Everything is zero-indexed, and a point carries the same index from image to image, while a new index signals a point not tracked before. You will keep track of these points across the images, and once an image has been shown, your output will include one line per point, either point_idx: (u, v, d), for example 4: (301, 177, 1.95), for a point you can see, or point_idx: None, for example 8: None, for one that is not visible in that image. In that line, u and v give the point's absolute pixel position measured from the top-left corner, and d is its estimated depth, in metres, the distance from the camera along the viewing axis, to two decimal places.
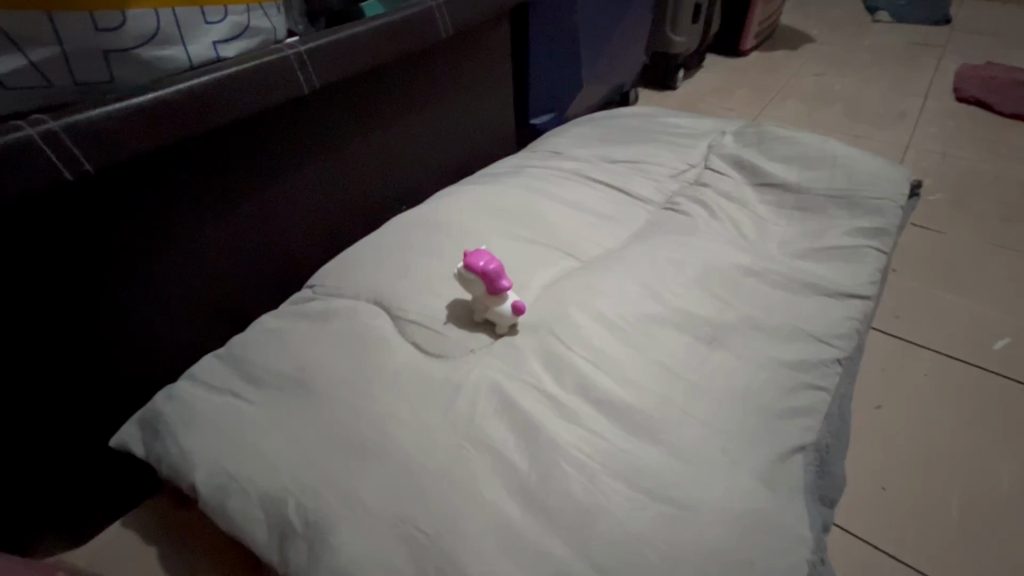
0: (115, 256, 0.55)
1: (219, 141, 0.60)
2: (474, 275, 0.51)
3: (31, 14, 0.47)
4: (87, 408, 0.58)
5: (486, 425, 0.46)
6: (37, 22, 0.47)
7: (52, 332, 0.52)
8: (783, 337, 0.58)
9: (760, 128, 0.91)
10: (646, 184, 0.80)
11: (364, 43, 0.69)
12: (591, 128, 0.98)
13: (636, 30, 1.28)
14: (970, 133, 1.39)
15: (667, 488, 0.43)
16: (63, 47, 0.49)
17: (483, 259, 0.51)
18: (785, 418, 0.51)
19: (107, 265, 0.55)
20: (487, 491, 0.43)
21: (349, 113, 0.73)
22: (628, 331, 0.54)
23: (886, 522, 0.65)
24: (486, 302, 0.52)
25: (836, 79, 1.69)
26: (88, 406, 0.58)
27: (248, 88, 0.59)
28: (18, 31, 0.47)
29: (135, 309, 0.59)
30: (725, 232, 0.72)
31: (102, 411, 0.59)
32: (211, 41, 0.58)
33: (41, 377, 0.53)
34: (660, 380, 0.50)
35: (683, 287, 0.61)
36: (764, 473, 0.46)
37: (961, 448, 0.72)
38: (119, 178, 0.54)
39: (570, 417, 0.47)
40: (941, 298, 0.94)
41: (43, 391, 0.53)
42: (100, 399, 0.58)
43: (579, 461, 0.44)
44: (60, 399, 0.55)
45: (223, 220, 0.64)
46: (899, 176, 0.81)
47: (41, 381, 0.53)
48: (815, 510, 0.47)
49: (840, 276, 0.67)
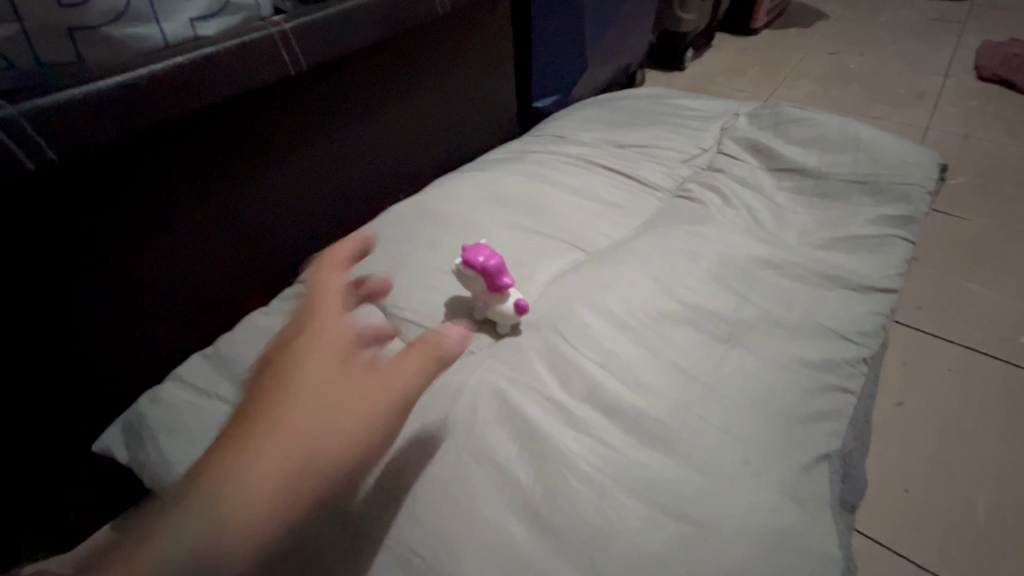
0: (88, 251, 0.52)
1: (200, 126, 0.56)
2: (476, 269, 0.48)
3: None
4: (64, 406, 0.55)
5: (488, 434, 0.43)
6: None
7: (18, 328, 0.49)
8: (805, 335, 0.55)
9: (777, 109, 0.86)
10: (656, 170, 0.76)
11: (354, 20, 0.64)
12: (596, 110, 0.93)
13: (642, 9, 1.22)
14: (993, 113, 1.33)
15: (684, 504, 0.40)
16: (24, 24, 0.45)
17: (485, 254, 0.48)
18: (809, 423, 0.48)
19: (79, 258, 0.52)
20: (489, 509, 0.40)
21: (340, 96, 0.69)
22: (640, 329, 0.51)
23: (910, 526, 0.62)
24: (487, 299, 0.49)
25: (852, 57, 1.63)
26: (62, 404, 0.55)
27: (229, 69, 0.55)
28: None
29: (111, 304, 0.56)
30: (740, 221, 0.68)
31: (82, 408, 0.57)
32: (188, 18, 0.54)
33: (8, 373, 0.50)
34: (675, 383, 0.47)
35: (699, 280, 0.57)
36: (789, 485, 0.42)
37: (989, 448, 0.68)
38: (89, 167, 0.50)
39: (578, 425, 0.44)
40: (964, 287, 0.90)
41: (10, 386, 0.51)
42: (77, 395, 0.56)
43: (588, 474, 0.41)
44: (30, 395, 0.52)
45: (205, 211, 0.60)
46: (925, 159, 0.77)
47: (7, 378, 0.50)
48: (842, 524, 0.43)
49: (864, 267, 0.63)
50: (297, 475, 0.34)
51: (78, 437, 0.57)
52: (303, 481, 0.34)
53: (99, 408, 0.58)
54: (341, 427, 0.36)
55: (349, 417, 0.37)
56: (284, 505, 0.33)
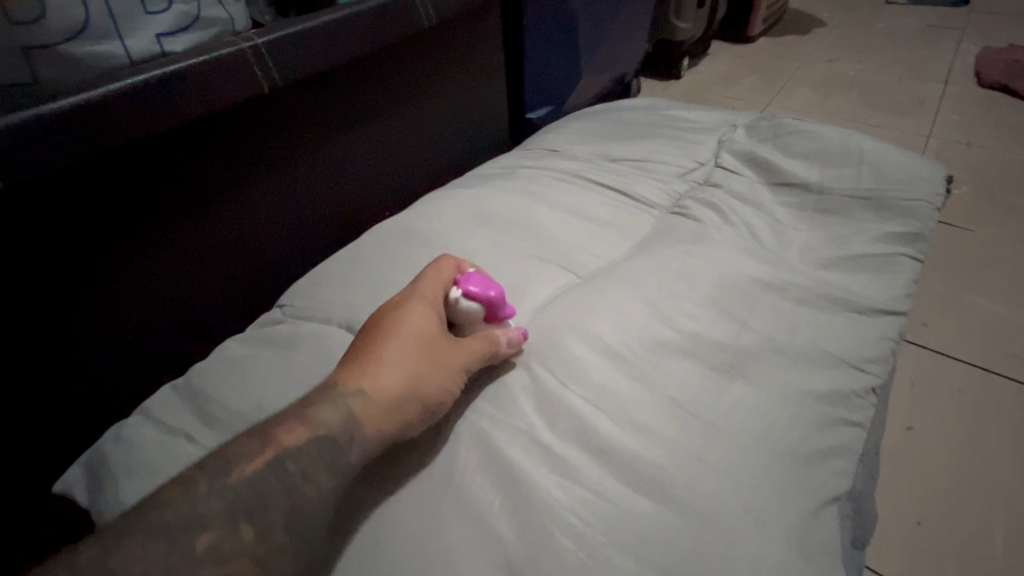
0: (42, 279, 0.49)
1: (170, 146, 0.53)
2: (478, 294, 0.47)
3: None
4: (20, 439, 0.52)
5: (469, 482, 0.40)
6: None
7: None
8: (812, 364, 0.51)
9: (775, 121, 0.83)
10: (651, 186, 0.73)
11: (334, 34, 0.61)
12: (589, 122, 0.90)
13: (636, 17, 1.20)
14: (995, 120, 1.31)
15: (681, 561, 0.37)
16: None
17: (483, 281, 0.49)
18: (817, 462, 0.44)
19: (34, 285, 0.49)
20: (468, 569, 0.36)
21: (321, 113, 0.65)
22: (635, 361, 0.47)
23: (924, 564, 0.58)
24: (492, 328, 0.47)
25: (850, 64, 1.61)
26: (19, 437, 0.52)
27: (196, 87, 0.51)
28: None
29: (72, 334, 0.53)
30: (740, 239, 0.65)
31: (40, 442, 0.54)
32: (154, 34, 0.51)
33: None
34: (672, 422, 0.44)
35: (697, 306, 0.54)
36: (797, 537, 0.39)
37: (1006, 477, 0.65)
38: (46, 191, 0.47)
39: (567, 471, 0.40)
40: (974, 303, 0.87)
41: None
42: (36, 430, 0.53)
43: (578, 529, 0.37)
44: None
45: (173, 235, 0.57)
46: (932, 172, 0.74)
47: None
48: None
49: (870, 288, 0.60)
50: (409, 399, 0.40)
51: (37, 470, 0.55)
52: (411, 407, 0.40)
53: (62, 443, 0.55)
54: (446, 374, 0.42)
55: (455, 365, 0.43)
56: (394, 423, 0.40)
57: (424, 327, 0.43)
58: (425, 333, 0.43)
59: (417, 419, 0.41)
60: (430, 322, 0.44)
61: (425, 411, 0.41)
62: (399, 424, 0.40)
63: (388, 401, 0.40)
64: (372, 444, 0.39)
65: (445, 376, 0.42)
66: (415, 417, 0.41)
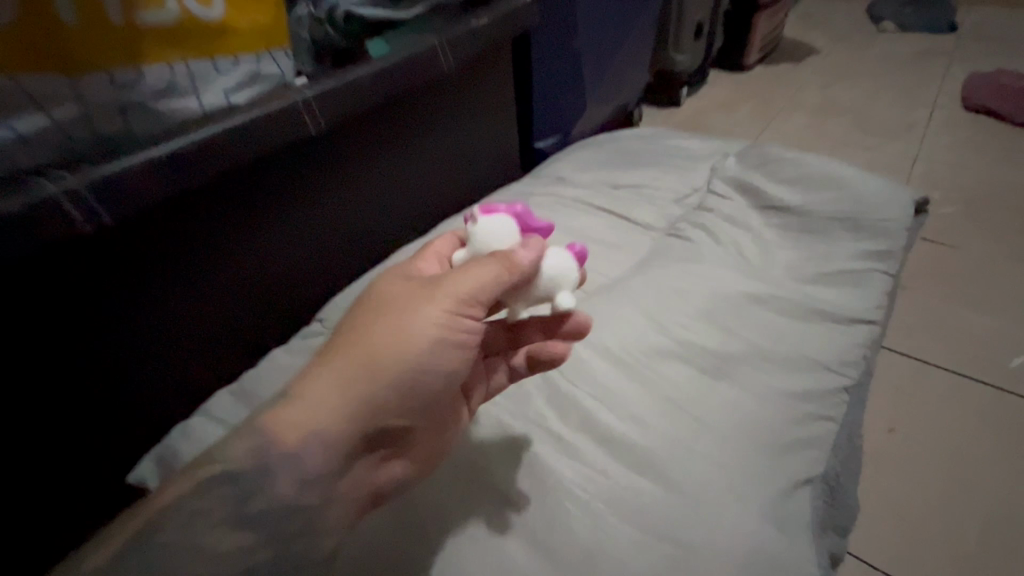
0: (125, 297, 0.58)
1: (227, 183, 0.62)
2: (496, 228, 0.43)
3: (48, 75, 0.48)
4: (101, 427, 0.62)
5: (491, 464, 0.48)
6: (57, 81, 0.48)
7: (61, 361, 0.56)
8: (791, 367, 0.58)
9: (763, 149, 0.91)
10: (648, 210, 0.81)
11: (369, 84, 0.70)
12: (593, 152, 0.99)
13: (637, 52, 1.29)
14: (980, 142, 1.38)
15: (671, 529, 0.43)
16: (84, 105, 0.51)
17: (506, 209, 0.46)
18: (793, 451, 0.51)
19: (117, 302, 0.58)
20: (490, 533, 0.44)
21: (353, 150, 0.74)
22: (633, 364, 0.55)
23: (901, 550, 0.63)
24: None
25: (843, 90, 1.69)
26: (100, 425, 0.62)
27: (256, 135, 0.60)
28: (41, 93, 0.48)
29: (145, 342, 0.62)
30: (729, 258, 0.72)
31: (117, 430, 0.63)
32: (222, 91, 0.60)
33: (50, 401, 0.57)
34: (666, 415, 0.51)
35: (689, 318, 0.61)
36: (772, 511, 0.46)
37: (979, 474, 0.70)
38: (133, 225, 0.56)
39: (574, 454, 0.48)
40: (956, 315, 0.91)
41: (55, 412, 0.58)
42: (114, 418, 0.63)
43: (583, 501, 0.45)
44: (74, 418, 0.59)
45: (228, 259, 0.66)
46: (905, 197, 0.81)
47: (50, 404, 0.57)
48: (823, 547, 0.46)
49: (846, 301, 0.67)
50: (376, 359, 0.40)
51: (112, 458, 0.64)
52: (380, 365, 0.40)
53: (134, 430, 0.65)
54: (413, 324, 0.41)
55: (427, 310, 0.41)
56: (366, 385, 0.40)
57: (392, 290, 0.43)
58: (391, 294, 0.43)
59: (391, 376, 0.40)
60: (404, 281, 0.44)
61: (397, 368, 0.40)
62: (368, 384, 0.40)
63: (352, 366, 0.40)
64: (349, 410, 0.40)
65: (412, 327, 0.41)
66: (390, 374, 0.40)
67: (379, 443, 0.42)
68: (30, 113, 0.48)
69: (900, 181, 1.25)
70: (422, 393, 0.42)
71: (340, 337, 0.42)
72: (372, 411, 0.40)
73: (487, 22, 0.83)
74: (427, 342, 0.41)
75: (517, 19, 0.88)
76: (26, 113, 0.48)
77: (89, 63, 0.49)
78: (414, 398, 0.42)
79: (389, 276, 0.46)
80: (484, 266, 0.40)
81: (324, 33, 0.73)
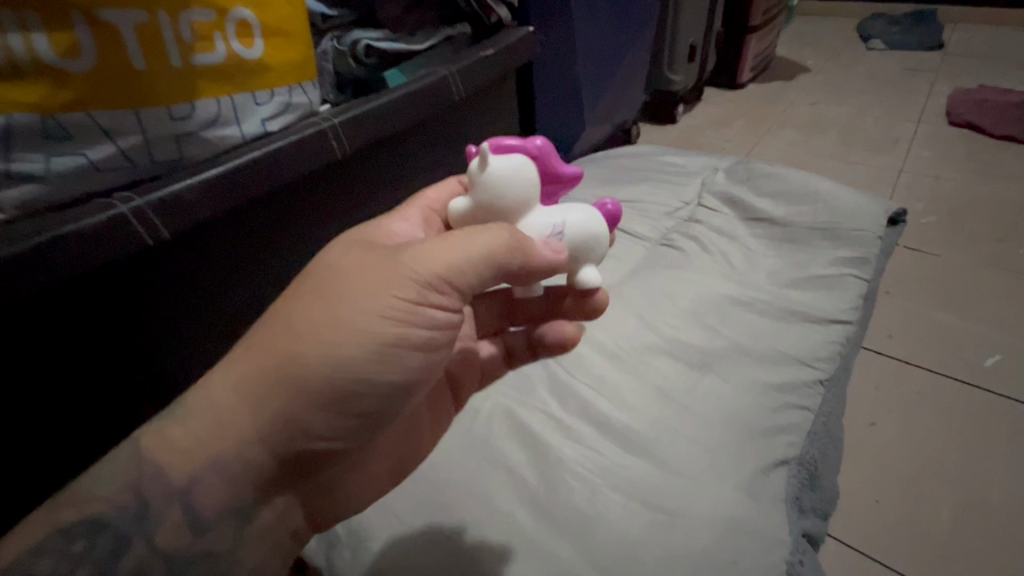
0: (172, 311, 0.62)
1: (263, 203, 0.67)
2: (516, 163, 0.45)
3: (120, 111, 0.52)
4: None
5: (501, 445, 0.56)
6: (125, 116, 0.52)
7: (114, 375, 0.59)
8: (770, 362, 0.65)
9: (749, 165, 0.99)
10: (643, 222, 0.88)
11: (388, 112, 0.76)
12: (592, 169, 1.07)
13: (633, 73, 1.37)
14: (962, 155, 1.44)
15: (658, 499, 0.51)
16: (145, 135, 0.55)
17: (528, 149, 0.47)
18: (771, 435, 0.58)
19: (165, 317, 0.61)
20: (501, 502, 0.52)
21: (372, 172, 0.80)
22: (625, 359, 0.64)
23: (878, 533, 0.68)
24: (558, 208, 0.46)
25: (832, 106, 1.77)
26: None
27: (292, 158, 0.66)
28: (110, 125, 0.52)
29: (187, 356, 0.65)
30: (716, 265, 0.79)
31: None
32: (260, 119, 0.64)
33: (100, 415, 0.59)
34: (655, 404, 0.59)
35: (677, 319, 0.69)
36: (748, 485, 0.53)
37: (955, 464, 0.75)
38: (185, 242, 0.60)
39: (573, 436, 0.56)
40: (934, 317, 0.97)
41: (102, 426, 0.60)
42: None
43: (581, 474, 0.53)
44: (118, 432, 0.61)
45: (261, 273, 0.70)
46: (879, 209, 0.88)
47: (99, 417, 0.59)
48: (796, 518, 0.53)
49: (822, 304, 0.74)
50: (306, 352, 0.38)
51: None
52: (308, 360, 0.38)
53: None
54: (357, 316, 0.39)
55: (377, 301, 0.39)
56: (292, 380, 0.38)
57: (341, 270, 0.41)
58: (339, 277, 0.41)
59: (320, 373, 0.38)
60: (358, 261, 0.42)
61: (329, 365, 0.38)
62: (296, 379, 0.38)
63: (281, 359, 0.38)
64: (275, 408, 0.38)
65: (354, 319, 0.39)
66: (321, 372, 0.38)
67: (316, 450, 0.41)
68: (99, 143, 0.52)
69: (885, 193, 1.32)
70: (364, 396, 0.40)
71: (274, 320, 0.40)
72: (300, 412, 0.39)
73: (493, 54, 0.90)
74: (367, 337, 0.39)
75: (521, 48, 0.96)
76: (96, 142, 0.52)
77: (153, 99, 0.53)
78: (350, 402, 0.40)
79: (342, 253, 0.43)
80: (472, 245, 0.41)
81: (348, 66, 0.80)
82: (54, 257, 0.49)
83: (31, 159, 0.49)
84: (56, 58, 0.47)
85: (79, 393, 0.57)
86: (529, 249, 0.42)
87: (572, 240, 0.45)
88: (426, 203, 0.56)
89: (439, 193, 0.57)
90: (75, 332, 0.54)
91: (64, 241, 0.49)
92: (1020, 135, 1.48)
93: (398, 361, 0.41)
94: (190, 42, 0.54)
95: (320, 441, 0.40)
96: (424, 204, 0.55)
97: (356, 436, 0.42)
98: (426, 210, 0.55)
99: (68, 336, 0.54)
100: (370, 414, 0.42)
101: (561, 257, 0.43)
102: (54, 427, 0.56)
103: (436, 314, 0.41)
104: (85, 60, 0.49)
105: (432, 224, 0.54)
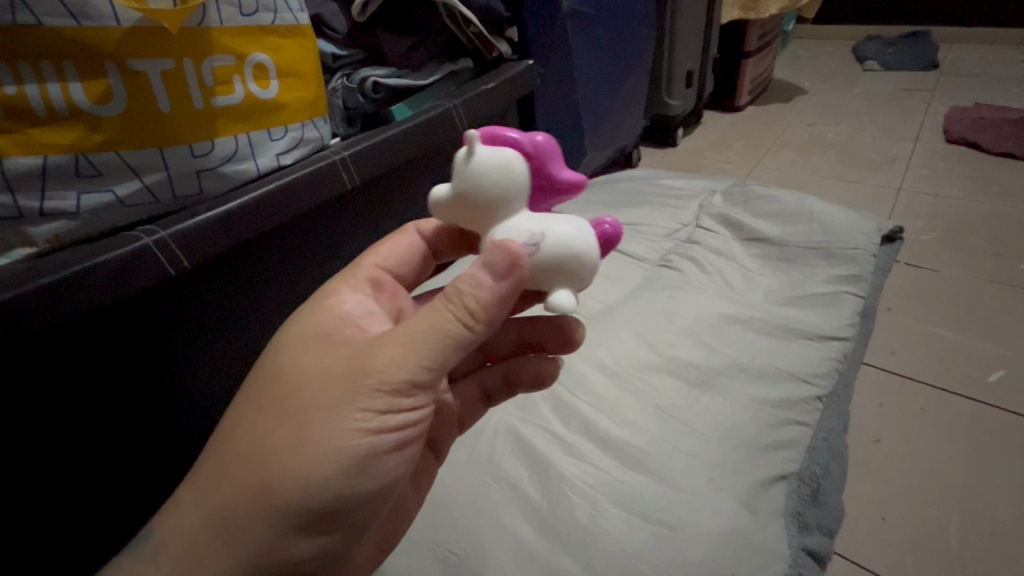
0: (186, 339, 0.64)
1: (270, 237, 0.70)
2: (498, 163, 0.40)
3: (147, 150, 0.55)
4: (151, 472, 0.66)
5: (504, 462, 0.59)
6: (150, 154, 0.56)
7: (126, 412, 0.61)
8: (767, 379, 0.69)
9: (745, 187, 1.02)
10: (642, 244, 0.92)
11: (395, 144, 0.80)
12: (593, 193, 1.10)
13: (632, 99, 1.42)
14: (960, 172, 1.46)
15: (658, 513, 0.54)
16: (169, 171, 0.58)
17: (529, 142, 0.42)
18: (768, 450, 0.62)
19: (175, 351, 0.64)
20: (505, 517, 0.54)
21: (379, 201, 0.84)
22: (625, 378, 0.67)
23: (884, 550, 0.68)
24: (543, 218, 0.41)
25: (829, 127, 1.80)
26: (150, 469, 0.66)
27: (303, 190, 0.69)
28: (137, 164, 0.55)
29: (197, 383, 0.67)
30: (713, 285, 0.83)
31: (166, 474, 0.68)
32: (274, 154, 0.68)
33: (110, 450, 0.61)
34: (655, 421, 0.62)
35: (676, 337, 0.72)
36: (746, 498, 0.57)
37: (959, 479, 0.75)
38: (199, 273, 0.63)
39: (575, 453, 0.59)
40: (934, 332, 0.98)
41: (113, 458, 0.62)
42: (163, 463, 0.67)
43: (583, 490, 0.56)
44: (127, 462, 0.63)
45: (268, 302, 0.73)
46: (871, 229, 0.91)
47: (109, 451, 0.61)
48: (793, 530, 0.57)
49: (817, 321, 0.77)
50: (275, 481, 0.38)
51: (161, 489, 0.68)
52: (279, 489, 0.37)
53: (180, 474, 0.69)
54: (322, 435, 0.38)
55: (343, 419, 0.38)
56: (269, 507, 0.38)
57: (305, 380, 0.40)
58: (304, 389, 0.40)
59: (292, 499, 0.37)
60: (321, 368, 0.40)
61: (301, 490, 0.37)
62: (270, 507, 0.38)
63: (255, 487, 0.38)
64: (255, 534, 0.38)
65: (320, 440, 0.38)
66: (287, 496, 0.37)
67: (303, 564, 0.40)
68: (126, 180, 0.56)
69: (883, 210, 1.34)
70: (340, 509, 0.39)
71: (245, 441, 0.40)
72: (278, 536, 0.38)
73: (494, 87, 0.94)
74: (337, 456, 0.38)
75: (521, 80, 1.00)
76: (124, 179, 0.55)
77: (177, 138, 0.57)
78: (327, 519, 0.39)
79: (305, 354, 0.43)
80: (415, 328, 0.39)
81: (357, 101, 0.84)
82: (79, 287, 0.52)
83: (65, 196, 0.53)
84: (89, 104, 0.51)
85: (88, 436, 0.59)
86: (466, 298, 0.38)
87: (549, 254, 0.39)
88: (377, 259, 0.55)
89: (388, 252, 0.55)
90: (87, 373, 0.57)
91: (89, 273, 0.52)
92: (1016, 152, 1.49)
93: (374, 470, 0.39)
94: (210, 86, 0.58)
95: (303, 558, 0.40)
96: (374, 264, 0.54)
97: (341, 545, 0.42)
98: (376, 271, 0.53)
99: (80, 378, 0.56)
100: (348, 524, 0.40)
101: (510, 276, 0.38)
102: (65, 466, 0.58)
103: (398, 419, 0.39)
104: (115, 106, 0.52)
105: (382, 286, 0.53)
